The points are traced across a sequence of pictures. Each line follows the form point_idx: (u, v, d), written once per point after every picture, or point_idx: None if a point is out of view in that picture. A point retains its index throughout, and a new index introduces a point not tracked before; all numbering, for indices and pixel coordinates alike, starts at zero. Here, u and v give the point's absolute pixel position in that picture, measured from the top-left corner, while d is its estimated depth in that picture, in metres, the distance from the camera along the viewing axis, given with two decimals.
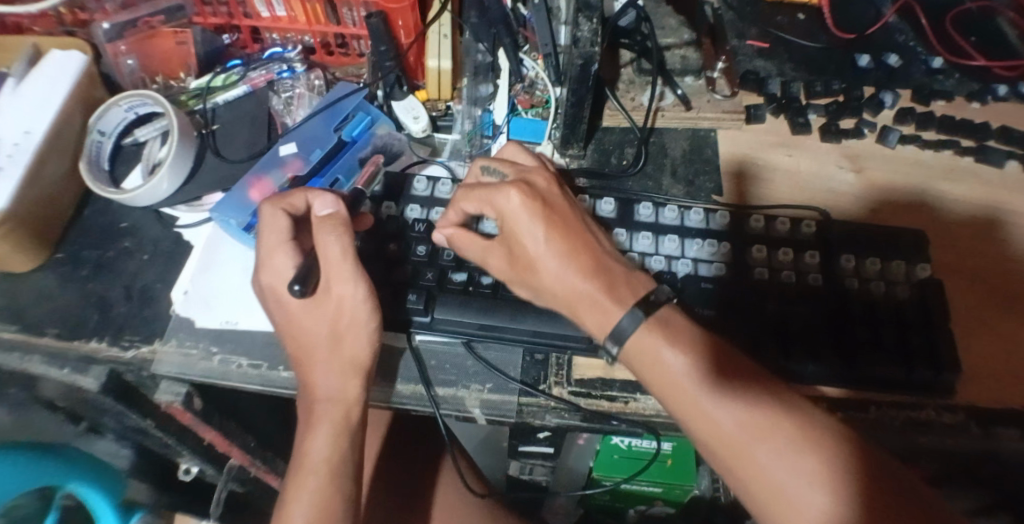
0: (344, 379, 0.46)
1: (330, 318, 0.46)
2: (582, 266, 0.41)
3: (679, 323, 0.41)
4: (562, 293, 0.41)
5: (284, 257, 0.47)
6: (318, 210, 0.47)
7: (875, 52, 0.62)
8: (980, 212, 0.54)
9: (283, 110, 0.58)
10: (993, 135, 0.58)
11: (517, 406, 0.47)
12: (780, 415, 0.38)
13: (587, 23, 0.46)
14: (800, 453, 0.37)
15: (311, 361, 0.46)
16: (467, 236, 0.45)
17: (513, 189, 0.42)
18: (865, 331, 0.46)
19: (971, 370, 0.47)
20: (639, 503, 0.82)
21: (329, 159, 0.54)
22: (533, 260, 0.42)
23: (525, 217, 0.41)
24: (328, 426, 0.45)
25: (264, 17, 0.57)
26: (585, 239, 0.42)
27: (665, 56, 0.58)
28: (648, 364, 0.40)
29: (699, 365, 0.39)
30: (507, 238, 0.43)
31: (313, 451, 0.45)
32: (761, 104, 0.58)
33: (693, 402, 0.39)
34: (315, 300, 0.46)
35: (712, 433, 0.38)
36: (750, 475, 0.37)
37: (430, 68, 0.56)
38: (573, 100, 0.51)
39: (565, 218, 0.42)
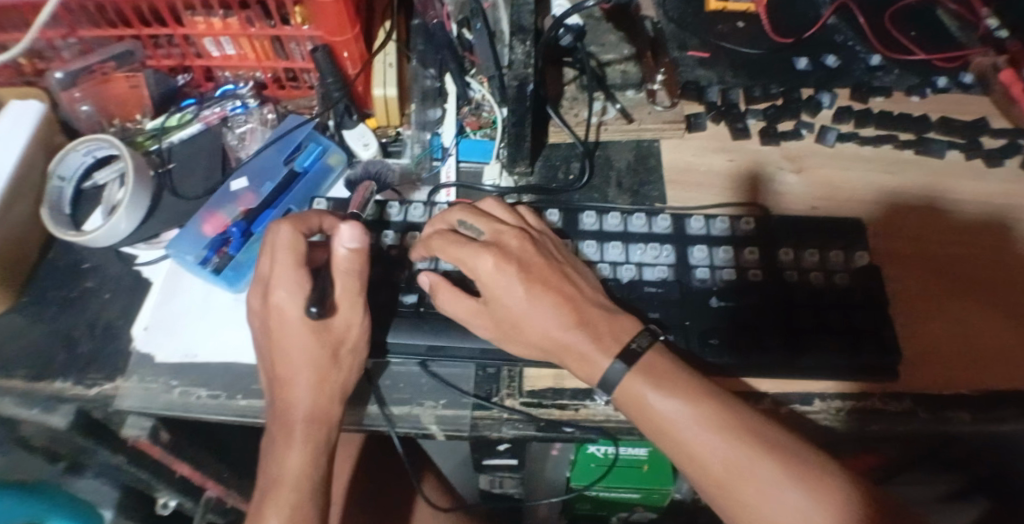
0: (320, 399, 0.46)
1: (305, 341, 0.46)
2: (567, 318, 0.43)
3: (666, 368, 0.42)
4: (553, 347, 0.44)
5: (282, 285, 0.46)
6: (346, 244, 0.46)
7: (814, 53, 0.63)
8: (921, 199, 0.56)
9: (237, 144, 0.59)
10: (933, 127, 0.59)
11: (471, 419, 0.48)
12: (764, 450, 0.39)
13: (520, 46, 0.50)
14: (786, 489, 0.38)
15: (290, 382, 0.46)
16: (447, 289, 0.46)
17: (486, 253, 0.45)
18: (808, 318, 0.48)
19: (917, 355, 0.48)
20: (620, 509, 0.80)
21: (282, 191, 0.54)
22: (518, 321, 0.44)
23: (504, 280, 0.44)
24: (304, 444, 0.45)
25: (215, 57, 0.60)
26: (561, 293, 0.44)
27: (607, 71, 0.60)
28: (639, 409, 0.42)
29: (687, 408, 0.40)
30: (491, 302, 0.45)
31: (287, 469, 0.45)
32: (701, 112, 0.59)
33: (686, 444, 0.40)
34: (283, 323, 0.46)
35: (704, 474, 0.40)
36: (742, 511, 0.39)
37: (376, 97, 0.57)
38: (514, 121, 0.52)
39: (543, 278, 0.45)
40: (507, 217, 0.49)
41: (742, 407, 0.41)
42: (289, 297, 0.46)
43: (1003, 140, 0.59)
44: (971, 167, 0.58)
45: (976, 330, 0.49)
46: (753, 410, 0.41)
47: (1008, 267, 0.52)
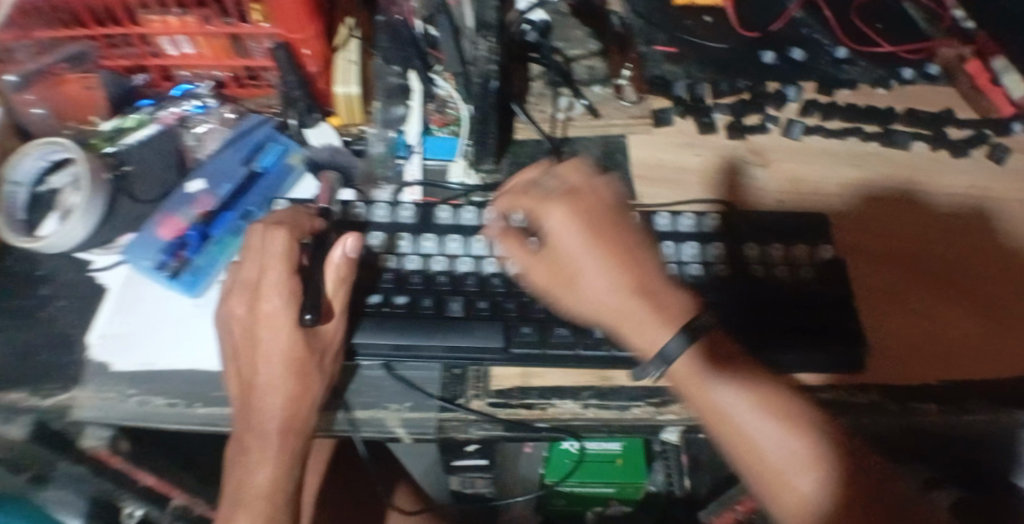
0: (290, 407, 0.44)
1: (285, 347, 0.44)
2: (627, 279, 0.42)
3: (727, 356, 0.41)
4: (603, 307, 0.43)
5: (275, 293, 0.45)
6: (345, 252, 0.46)
7: (780, 46, 0.63)
8: (889, 191, 0.56)
9: (195, 145, 0.58)
10: (898, 119, 0.59)
11: (437, 421, 0.46)
12: (806, 453, 0.38)
13: (485, 42, 0.47)
14: (814, 492, 0.37)
15: (255, 390, 0.44)
16: (512, 241, 0.47)
17: (560, 201, 0.44)
18: (778, 312, 0.48)
19: (883, 347, 0.48)
20: (595, 504, 0.80)
21: (241, 192, 0.53)
22: (578, 271, 0.43)
23: (572, 225, 0.43)
24: (271, 453, 0.43)
25: (173, 56, 0.58)
26: (618, 253, 0.43)
27: (573, 66, 0.60)
28: (697, 385, 0.40)
29: (741, 399, 0.39)
30: (552, 250, 0.45)
31: (253, 480, 0.43)
32: (668, 107, 0.58)
33: (745, 425, 0.39)
34: (249, 327, 0.45)
35: (761, 458, 0.38)
36: (794, 499, 0.37)
37: (337, 95, 0.56)
38: (478, 118, 0.52)
39: (611, 228, 0.44)
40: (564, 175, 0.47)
41: (799, 407, 0.40)
42: (281, 303, 0.45)
43: (968, 131, 0.60)
44: (938, 158, 0.58)
45: (945, 325, 0.49)
46: (814, 413, 0.40)
47: (999, 266, 0.52)
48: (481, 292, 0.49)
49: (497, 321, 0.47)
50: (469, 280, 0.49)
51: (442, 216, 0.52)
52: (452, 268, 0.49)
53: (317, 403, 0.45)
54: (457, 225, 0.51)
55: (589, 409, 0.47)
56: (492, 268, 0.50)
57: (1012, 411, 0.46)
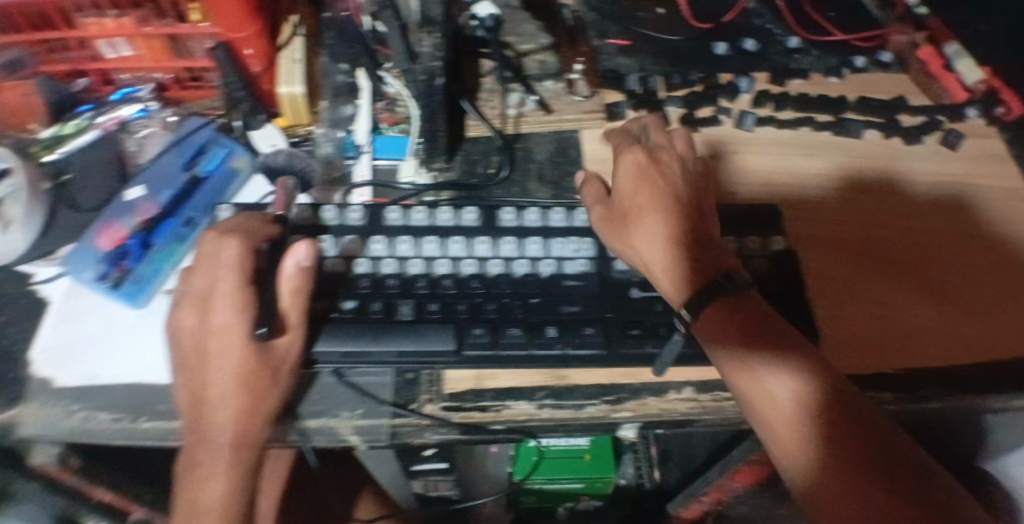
0: (242, 422, 0.41)
1: (236, 362, 0.41)
2: (673, 229, 0.47)
3: (731, 304, 0.44)
4: (651, 255, 0.47)
5: (226, 304, 0.41)
6: (298, 262, 0.43)
7: (733, 37, 0.63)
8: (851, 182, 0.56)
9: (137, 150, 0.56)
10: (850, 107, 0.59)
11: (390, 428, 0.45)
12: (797, 392, 0.39)
13: (428, 38, 0.46)
14: (800, 429, 0.38)
15: (206, 405, 0.41)
16: (593, 186, 0.52)
17: (635, 155, 0.50)
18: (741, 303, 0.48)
19: (837, 337, 0.48)
20: (566, 500, 0.80)
21: (183, 198, 0.52)
22: (631, 214, 0.48)
23: (638, 177, 0.50)
24: (222, 470, 0.41)
25: (111, 59, 0.56)
26: (667, 203, 0.48)
27: (523, 62, 0.59)
28: (715, 333, 0.43)
29: (742, 346, 0.42)
30: (619, 200, 0.50)
31: (202, 499, 0.41)
32: (621, 101, 0.58)
33: (759, 374, 0.40)
34: (192, 338, 0.42)
35: (770, 406, 0.40)
36: (798, 446, 0.38)
37: (282, 95, 0.54)
38: (426, 116, 0.50)
39: (670, 185, 0.49)
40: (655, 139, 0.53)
41: (803, 350, 0.41)
42: (234, 316, 0.41)
43: (921, 118, 0.60)
44: (891, 146, 0.58)
45: (910, 315, 0.50)
46: (817, 358, 0.41)
47: (1002, 266, 0.52)
48: (432, 294, 0.47)
49: (449, 325, 0.46)
50: (420, 282, 0.48)
51: (392, 217, 0.50)
52: (403, 270, 0.48)
53: (271, 420, 0.42)
54: (407, 225, 0.50)
55: (544, 409, 0.46)
56: (444, 269, 0.48)
57: (967, 396, 0.46)
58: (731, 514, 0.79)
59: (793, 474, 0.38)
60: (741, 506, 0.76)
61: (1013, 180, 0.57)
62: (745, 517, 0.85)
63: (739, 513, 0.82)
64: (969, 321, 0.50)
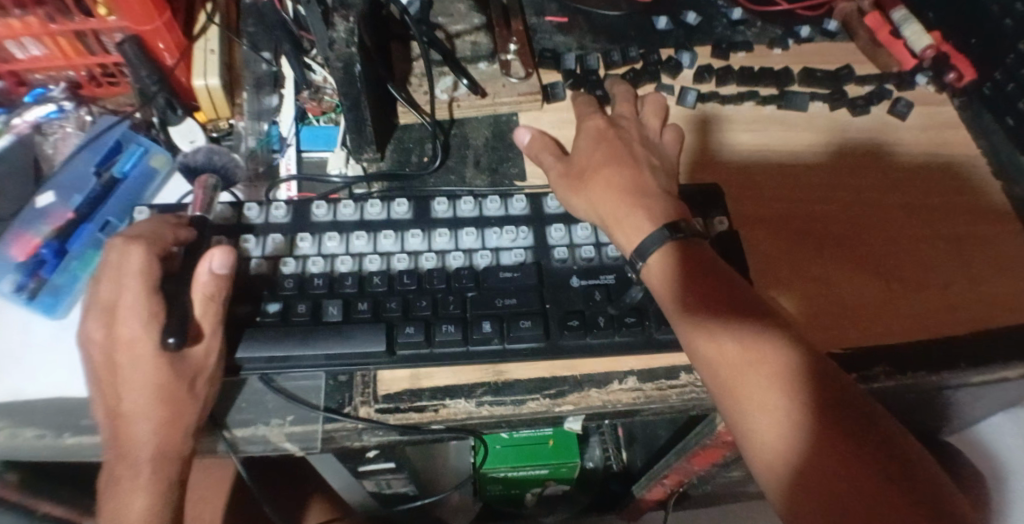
0: (160, 435, 0.40)
1: (150, 374, 0.40)
2: (628, 183, 0.47)
3: (713, 287, 0.42)
4: (606, 206, 0.46)
5: (133, 316, 0.40)
6: (213, 268, 0.41)
7: (675, 11, 0.61)
8: (802, 158, 0.55)
9: (53, 153, 0.54)
10: (795, 79, 0.58)
11: (324, 434, 0.43)
12: (782, 379, 0.37)
13: (342, 23, 0.44)
14: (785, 418, 0.36)
15: (124, 419, 0.40)
16: (550, 148, 0.51)
17: (595, 117, 0.51)
18: None
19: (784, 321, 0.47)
20: (533, 486, 0.77)
21: (100, 201, 0.50)
22: (587, 170, 0.48)
23: (597, 136, 0.50)
24: (145, 485, 0.40)
25: (20, 59, 0.53)
26: (623, 157, 0.48)
27: (455, 44, 0.56)
28: (668, 293, 0.42)
29: (728, 332, 0.39)
30: (575, 159, 0.50)
31: (124, 515, 0.40)
32: (558, 81, 0.56)
33: (711, 333, 0.40)
34: (108, 352, 0.41)
35: (720, 365, 0.39)
36: (746, 404, 0.37)
37: (198, 89, 0.52)
38: (348, 105, 0.48)
39: (629, 145, 0.49)
40: (619, 108, 0.53)
41: (758, 308, 0.41)
42: (140, 328, 0.40)
43: (868, 87, 0.59)
44: (837, 118, 0.57)
45: (859, 291, 0.49)
46: (773, 317, 0.40)
47: (955, 241, 0.51)
48: (361, 293, 0.46)
49: (380, 323, 0.45)
50: (348, 280, 0.46)
51: (319, 213, 0.48)
52: (332, 269, 0.47)
53: (195, 429, 0.41)
54: (335, 221, 0.48)
55: (484, 406, 0.45)
56: (374, 266, 0.47)
57: (915, 374, 0.45)
58: (696, 492, 0.79)
59: (774, 468, 0.36)
60: (706, 485, 0.76)
61: (961, 148, 0.56)
62: (713, 494, 0.85)
63: (706, 492, 0.81)
64: (915, 296, 0.49)
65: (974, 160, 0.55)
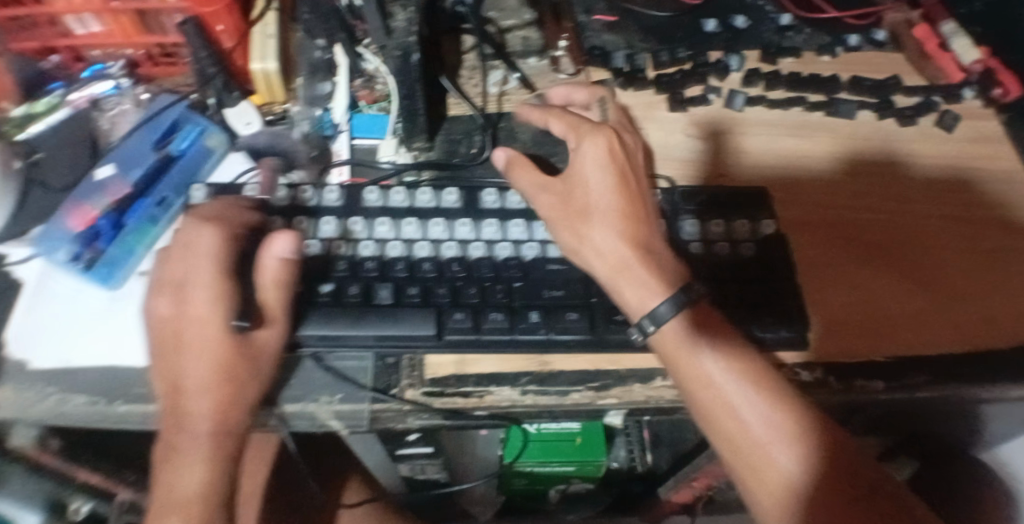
0: (216, 412, 0.41)
1: (213, 350, 0.41)
2: (629, 236, 0.45)
3: (719, 338, 0.41)
4: (607, 261, 0.44)
5: (203, 292, 0.42)
6: (280, 253, 0.42)
7: (723, 14, 0.61)
8: (844, 162, 0.55)
9: (109, 129, 0.55)
10: (843, 87, 0.58)
11: (371, 413, 0.44)
12: (792, 438, 0.38)
13: (402, 12, 0.45)
14: (800, 478, 0.38)
15: (183, 393, 0.41)
16: (527, 170, 0.49)
17: (598, 148, 0.48)
18: (729, 284, 0.48)
19: (781, 370, 0.46)
20: (558, 483, 0.78)
21: (157, 177, 0.51)
22: (591, 210, 0.46)
23: (598, 171, 0.47)
24: (200, 460, 0.40)
25: (80, 35, 0.54)
26: (628, 205, 0.46)
27: (506, 38, 0.58)
28: (673, 349, 0.41)
29: (737, 390, 0.40)
30: (573, 191, 0.47)
31: (177, 491, 0.40)
32: (608, 79, 0.57)
33: (716, 387, 0.40)
34: (180, 332, 0.42)
35: (725, 422, 0.40)
36: (754, 458, 0.39)
37: (256, 72, 0.53)
38: (404, 93, 0.49)
39: (631, 184, 0.47)
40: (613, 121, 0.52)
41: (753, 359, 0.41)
42: (208, 306, 0.42)
43: (916, 99, 0.59)
44: (883, 127, 0.57)
45: (901, 299, 0.49)
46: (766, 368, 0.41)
47: (992, 250, 0.52)
48: (411, 278, 0.47)
49: (428, 309, 0.45)
50: (399, 265, 0.47)
51: (371, 198, 0.49)
52: (382, 253, 0.48)
53: (252, 406, 0.42)
54: (386, 206, 0.49)
55: (528, 395, 0.45)
56: (423, 252, 0.47)
57: (956, 384, 0.46)
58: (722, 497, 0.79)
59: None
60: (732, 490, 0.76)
61: (1008, 161, 0.56)
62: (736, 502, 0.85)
63: (730, 498, 0.81)
64: (953, 306, 0.49)
65: (1019, 174, 0.55)
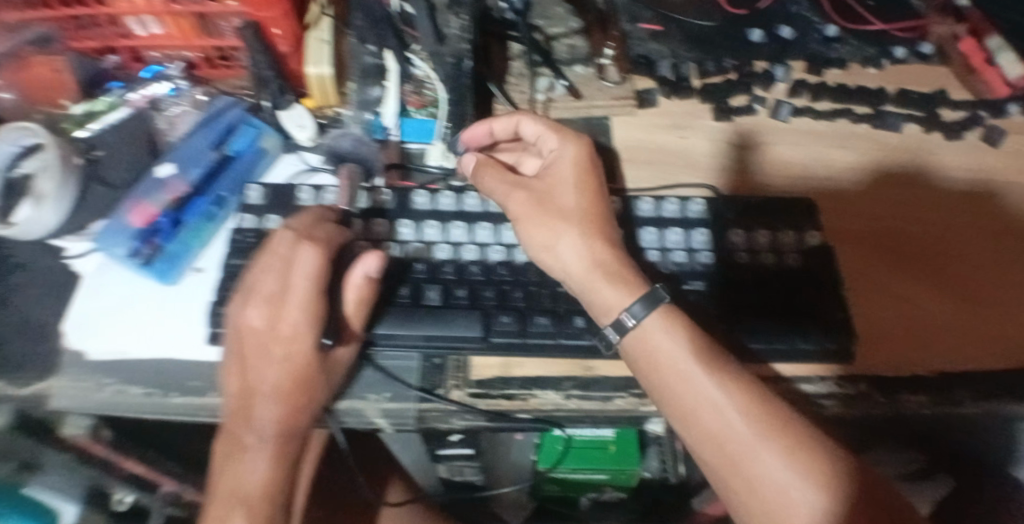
0: (285, 412, 0.44)
1: (289, 354, 0.44)
2: (597, 243, 0.45)
3: (695, 338, 0.42)
4: (578, 266, 0.44)
5: (297, 309, 0.44)
6: (367, 272, 0.44)
7: (768, 24, 0.62)
8: (889, 174, 0.55)
9: (167, 128, 0.56)
10: (889, 99, 0.58)
11: (417, 412, 0.45)
12: (765, 435, 0.38)
13: (456, 19, 0.47)
14: (777, 476, 0.37)
15: (252, 395, 0.43)
16: (495, 172, 0.49)
17: (573, 155, 0.48)
18: (774, 295, 0.48)
19: (824, 382, 0.46)
20: (589, 490, 0.78)
21: (214, 177, 0.52)
22: (563, 215, 0.46)
23: (571, 179, 0.48)
24: (264, 450, 0.44)
25: (141, 36, 0.56)
26: (596, 213, 0.47)
27: (553, 45, 0.59)
28: (645, 350, 0.42)
29: (716, 387, 0.40)
30: (543, 195, 0.48)
31: (247, 479, 0.44)
32: (653, 88, 0.58)
33: (690, 385, 0.40)
34: (262, 341, 0.44)
35: (701, 421, 0.40)
36: (730, 456, 0.39)
37: (310, 76, 0.54)
38: (454, 99, 0.51)
39: (598, 191, 0.48)
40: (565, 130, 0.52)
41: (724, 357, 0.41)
42: (288, 320, 0.44)
43: (961, 113, 0.58)
44: (930, 140, 0.57)
45: (948, 314, 0.49)
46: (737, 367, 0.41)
47: None
48: (459, 280, 0.47)
49: (476, 311, 0.46)
50: (447, 267, 0.48)
51: (420, 201, 0.50)
52: (431, 255, 0.48)
53: (304, 400, 0.44)
54: (435, 210, 0.50)
55: (572, 399, 0.46)
56: (470, 255, 0.48)
57: (1001, 401, 0.45)
58: None
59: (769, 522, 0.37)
60: None
61: None
62: None
63: None
64: (996, 319, 0.49)
65: None
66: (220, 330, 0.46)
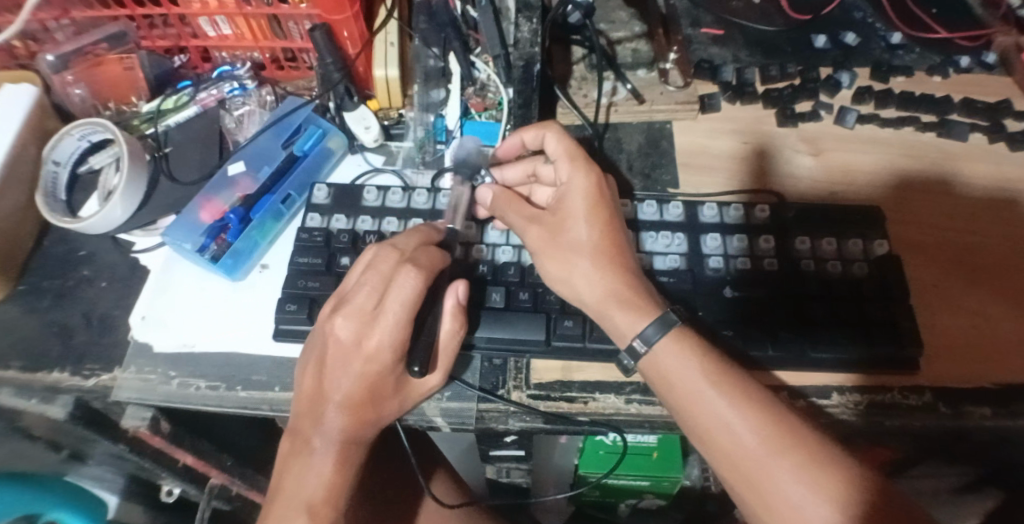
0: (352, 424, 0.42)
1: (360, 370, 0.41)
2: (614, 277, 0.42)
3: (710, 356, 0.40)
4: (591, 298, 0.42)
5: (383, 329, 0.40)
6: (456, 298, 0.44)
7: (832, 30, 0.61)
8: (953, 185, 0.54)
9: (234, 127, 0.57)
10: (956, 108, 0.57)
11: (477, 412, 0.45)
12: (786, 456, 0.36)
13: (527, 23, 0.48)
14: (801, 499, 0.35)
15: (323, 399, 0.42)
16: (515, 199, 0.47)
17: (586, 182, 0.44)
18: (843, 307, 0.47)
19: (888, 393, 0.45)
20: (630, 497, 0.78)
21: (280, 176, 0.53)
22: (575, 247, 0.43)
23: (582, 204, 0.44)
24: (330, 459, 0.42)
25: (211, 36, 0.57)
26: (611, 241, 0.43)
27: (616, 50, 0.59)
28: (657, 371, 0.40)
29: (730, 408, 0.38)
30: (556, 223, 0.44)
31: (308, 488, 0.42)
32: (716, 93, 0.57)
33: (704, 407, 0.38)
34: (340, 356, 0.41)
35: (720, 443, 0.38)
36: (752, 479, 0.37)
37: (378, 79, 0.55)
38: (520, 102, 0.51)
39: (613, 217, 0.44)
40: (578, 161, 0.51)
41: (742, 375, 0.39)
42: (353, 331, 0.41)
43: None
44: (995, 151, 0.56)
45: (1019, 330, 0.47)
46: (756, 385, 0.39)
47: None
48: (522, 283, 0.47)
49: (539, 314, 0.46)
50: (511, 269, 0.47)
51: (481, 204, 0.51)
52: (493, 257, 0.48)
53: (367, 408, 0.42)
54: None
55: (633, 404, 0.45)
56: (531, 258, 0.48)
57: None
58: None
59: None
60: None
61: None
62: None
63: None
64: None
65: None
66: (285, 326, 0.46)
